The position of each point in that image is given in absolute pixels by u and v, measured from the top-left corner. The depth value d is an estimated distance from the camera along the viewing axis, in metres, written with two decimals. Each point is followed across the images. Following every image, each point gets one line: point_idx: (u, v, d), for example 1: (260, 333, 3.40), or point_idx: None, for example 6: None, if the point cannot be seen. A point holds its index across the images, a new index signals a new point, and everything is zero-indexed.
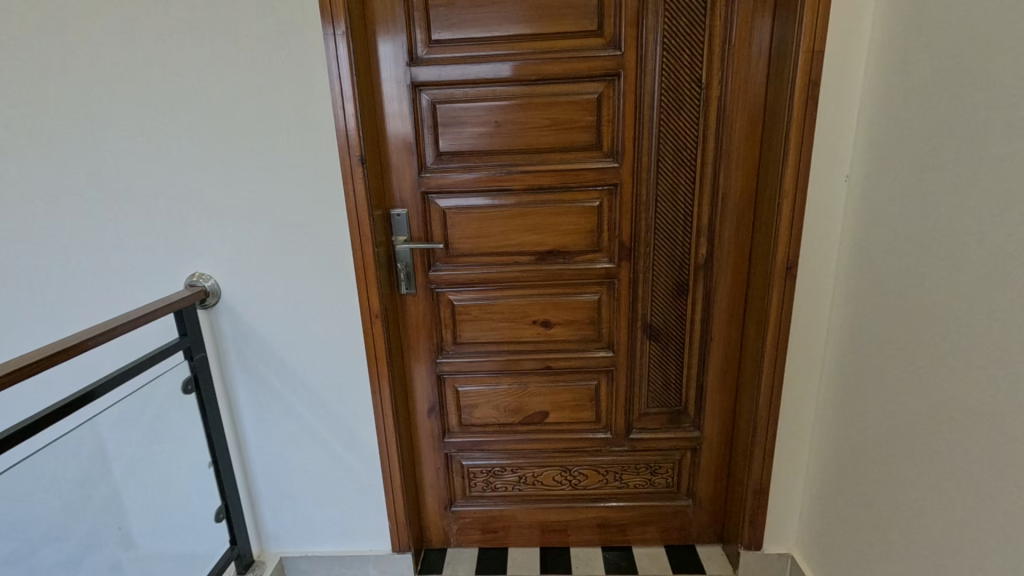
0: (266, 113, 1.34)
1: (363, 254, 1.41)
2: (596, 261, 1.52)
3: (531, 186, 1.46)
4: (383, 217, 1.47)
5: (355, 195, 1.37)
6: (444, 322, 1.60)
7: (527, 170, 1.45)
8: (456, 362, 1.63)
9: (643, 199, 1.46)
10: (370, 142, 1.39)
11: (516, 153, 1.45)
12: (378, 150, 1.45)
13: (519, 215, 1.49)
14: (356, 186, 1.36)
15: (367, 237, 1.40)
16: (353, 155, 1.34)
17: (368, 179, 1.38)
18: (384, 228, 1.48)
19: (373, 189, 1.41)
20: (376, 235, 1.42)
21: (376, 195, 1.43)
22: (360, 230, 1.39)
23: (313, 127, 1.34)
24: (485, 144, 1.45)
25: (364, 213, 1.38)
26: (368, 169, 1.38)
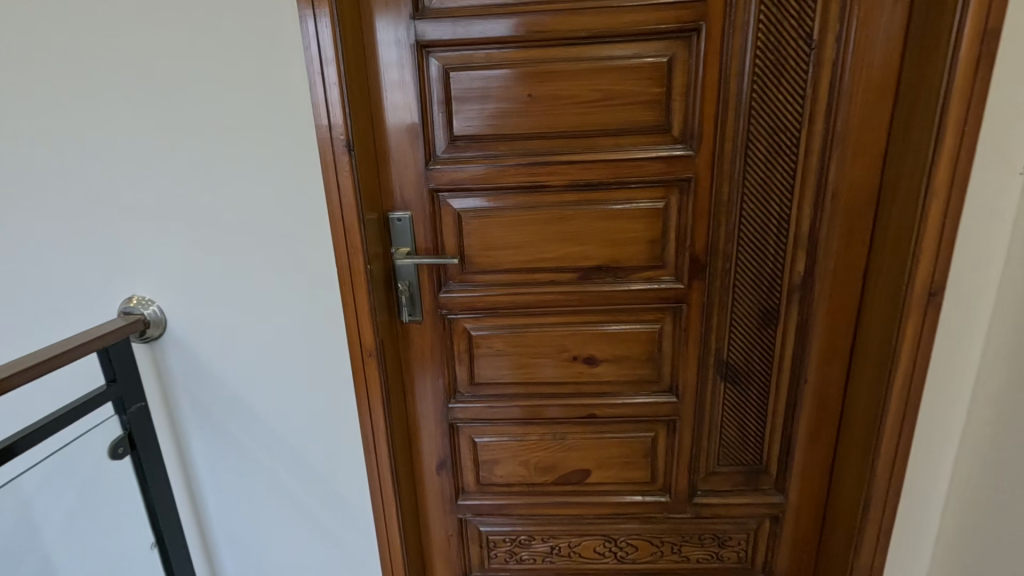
0: (215, 81, 0.98)
1: (351, 274, 1.05)
2: (658, 281, 1.16)
3: (575, 182, 1.10)
4: (379, 223, 1.12)
5: (340, 194, 1.01)
6: (458, 357, 1.25)
7: (571, 159, 1.09)
8: (473, 408, 1.27)
9: (724, 202, 1.10)
10: (361, 120, 1.03)
11: (555, 139, 1.08)
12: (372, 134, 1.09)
13: (559, 219, 1.13)
14: (343, 182, 1.00)
15: (358, 251, 1.04)
16: (338, 139, 0.98)
17: (360, 171, 1.02)
18: (380, 237, 1.12)
19: (367, 186, 1.05)
20: (371, 247, 1.07)
21: (371, 194, 1.07)
22: (348, 241, 1.03)
23: (281, 101, 0.98)
24: (514, 125, 1.08)
25: (353, 218, 1.02)
26: (360, 159, 1.02)
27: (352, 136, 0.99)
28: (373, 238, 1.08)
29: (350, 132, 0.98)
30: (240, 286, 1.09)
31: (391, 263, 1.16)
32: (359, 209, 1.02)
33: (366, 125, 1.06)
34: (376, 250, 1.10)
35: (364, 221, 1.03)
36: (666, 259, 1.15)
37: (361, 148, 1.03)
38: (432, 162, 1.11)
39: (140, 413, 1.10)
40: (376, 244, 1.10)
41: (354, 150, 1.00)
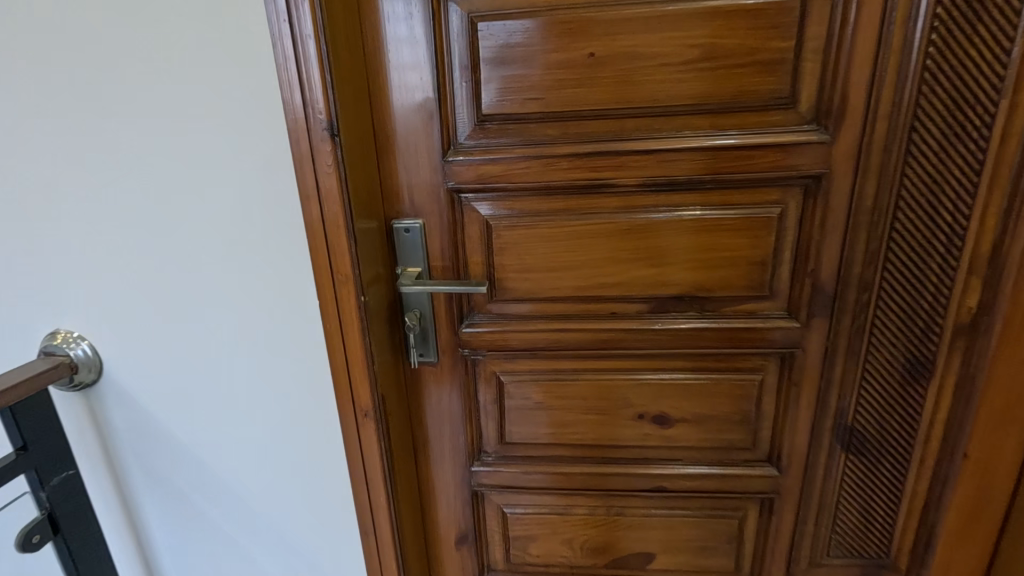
0: (138, 34, 0.68)
1: (338, 309, 0.76)
2: (762, 317, 0.84)
3: (653, 180, 0.78)
4: (378, 236, 0.82)
5: (320, 200, 0.71)
6: (485, 408, 0.95)
7: (648, 148, 0.76)
8: (504, 472, 0.98)
9: (869, 208, 0.76)
10: (351, 93, 0.73)
11: (625, 118, 0.76)
12: (367, 113, 0.78)
13: (627, 232, 0.81)
14: (324, 183, 0.70)
15: (347, 279, 0.74)
16: (315, 119, 0.68)
17: (350, 166, 0.72)
18: (380, 254, 0.83)
19: (359, 186, 0.74)
20: (366, 270, 0.77)
21: (365, 197, 0.77)
22: (333, 264, 0.73)
23: (232, 67, 0.68)
24: (567, 99, 0.76)
25: (338, 233, 0.72)
26: (350, 149, 0.72)
27: (336, 116, 0.69)
28: (368, 258, 0.78)
29: (334, 109, 0.68)
30: (195, 324, 0.81)
31: (395, 289, 0.86)
32: (348, 220, 0.72)
33: (359, 101, 0.75)
34: (373, 273, 0.80)
35: (354, 236, 0.73)
36: (775, 288, 0.83)
37: (351, 132, 0.72)
38: (452, 153, 0.80)
39: (65, 486, 0.85)
40: (373, 265, 0.80)
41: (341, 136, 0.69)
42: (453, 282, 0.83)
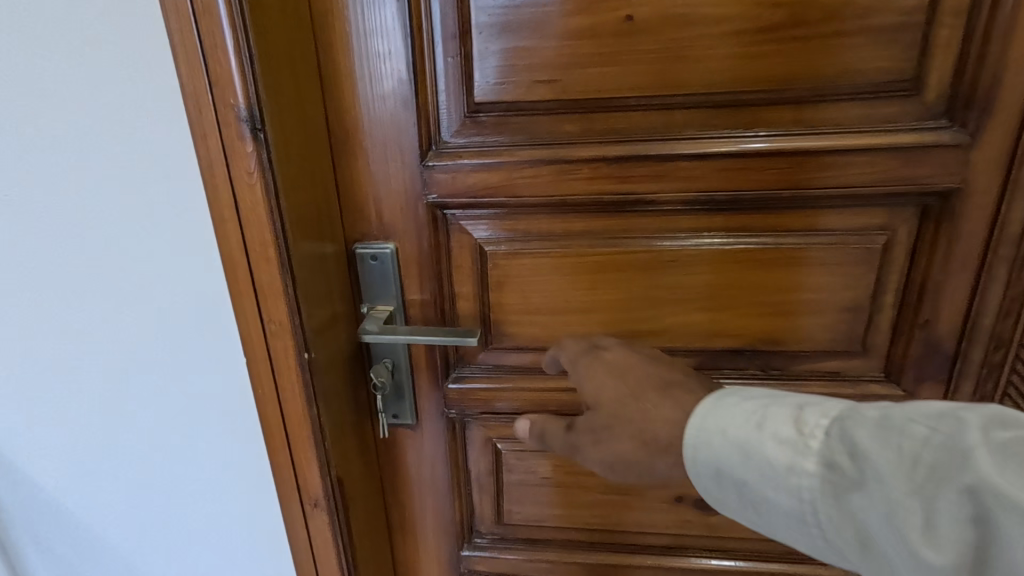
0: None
1: (273, 368, 0.56)
2: (849, 381, 0.62)
3: (708, 195, 0.57)
4: (336, 266, 0.61)
5: (242, 218, 0.50)
6: (477, 481, 0.74)
7: (703, 151, 0.55)
8: (501, 560, 0.77)
9: (1015, 240, 0.54)
10: (289, 68, 0.51)
11: (672, 110, 0.55)
12: (317, 101, 0.57)
13: (668, 264, 0.60)
14: (245, 199, 0.50)
15: (285, 329, 0.54)
16: (229, 109, 0.47)
17: (285, 177, 0.51)
18: (340, 290, 0.62)
19: (301, 204, 0.53)
20: (315, 317, 0.56)
21: (314, 216, 0.56)
22: (263, 308, 0.53)
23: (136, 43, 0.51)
24: (591, 82, 0.55)
25: (269, 268, 0.52)
26: (283, 152, 0.50)
27: (259, 104, 0.47)
28: (319, 300, 0.57)
29: (255, 95, 0.47)
30: (105, 375, 0.63)
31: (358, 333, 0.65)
32: (282, 251, 0.52)
33: (303, 84, 0.54)
34: (327, 318, 0.59)
35: (292, 272, 0.53)
36: (869, 343, 0.61)
37: (286, 129, 0.51)
38: (434, 156, 0.59)
39: None
40: (327, 308, 0.59)
41: (269, 134, 0.48)
42: (433, 329, 0.62)
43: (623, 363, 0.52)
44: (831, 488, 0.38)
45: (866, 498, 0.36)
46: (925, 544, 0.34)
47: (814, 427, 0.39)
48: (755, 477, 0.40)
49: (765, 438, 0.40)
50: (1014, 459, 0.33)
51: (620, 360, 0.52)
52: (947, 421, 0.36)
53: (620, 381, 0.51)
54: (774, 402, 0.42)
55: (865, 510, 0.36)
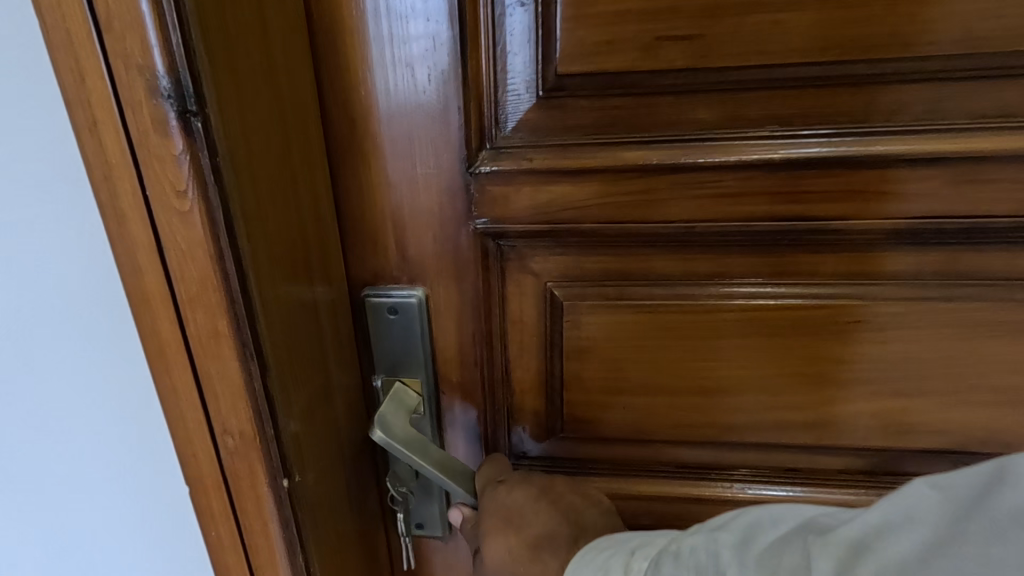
0: None
1: (229, 498, 0.36)
2: None
3: (922, 224, 0.36)
4: (338, 323, 0.40)
5: (173, 266, 0.30)
6: None
7: (925, 155, 0.34)
8: None
9: None
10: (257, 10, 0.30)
11: (881, 87, 0.34)
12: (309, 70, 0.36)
13: (844, 325, 0.39)
14: (173, 237, 0.29)
15: (251, 441, 0.34)
16: (137, 76, 0.26)
17: (243, 197, 0.30)
18: (344, 360, 0.41)
19: (275, 239, 0.32)
20: (298, 418, 0.35)
21: (300, 254, 0.35)
22: (211, 407, 0.33)
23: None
24: (751, 41, 0.34)
25: (221, 347, 0.31)
26: (240, 155, 0.29)
27: (190, 68, 0.26)
28: (306, 386, 0.36)
29: (182, 52, 0.26)
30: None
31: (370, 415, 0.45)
32: (242, 321, 0.31)
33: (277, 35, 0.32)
34: (321, 409, 0.38)
35: (259, 354, 0.32)
36: None
37: (246, 115, 0.30)
38: (488, 157, 0.38)
39: None
40: (321, 395, 0.38)
41: (210, 123, 0.27)
42: (461, 467, 0.42)
43: (503, 509, 0.40)
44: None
45: None
46: None
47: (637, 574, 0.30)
48: None
49: None
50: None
51: (503, 509, 0.40)
52: (711, 535, 0.27)
53: (552, 544, 0.39)
54: (616, 548, 0.33)
55: None
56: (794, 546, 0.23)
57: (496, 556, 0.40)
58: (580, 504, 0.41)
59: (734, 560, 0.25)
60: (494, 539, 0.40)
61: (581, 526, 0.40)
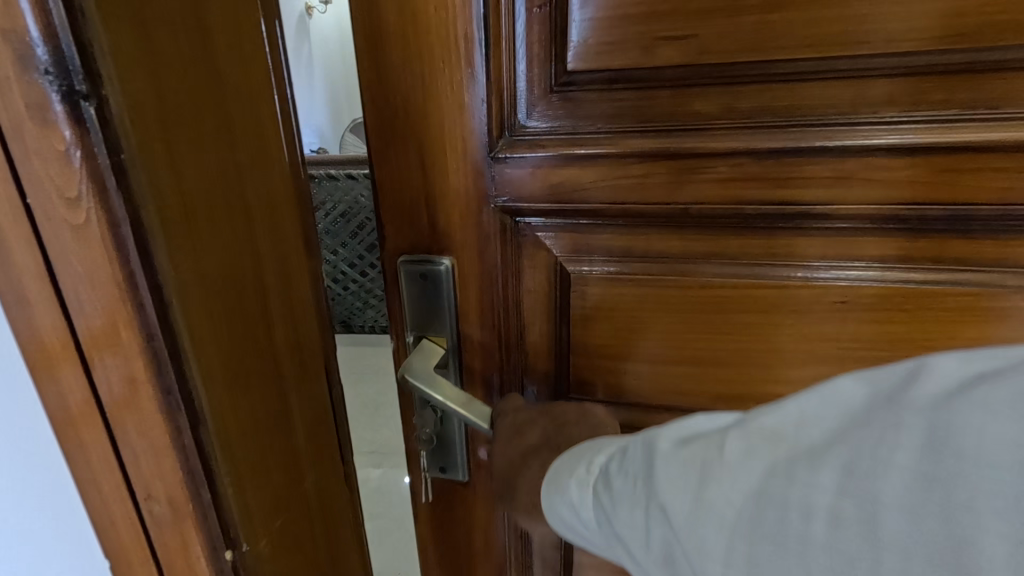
0: None
1: (149, 542, 0.35)
2: None
3: (909, 211, 0.38)
4: (300, 331, 0.40)
5: (80, 311, 0.30)
6: (540, 553, 0.60)
7: (912, 145, 0.36)
8: None
9: None
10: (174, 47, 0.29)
11: (869, 81, 0.36)
12: (263, 71, 0.36)
13: (835, 307, 0.42)
14: (71, 268, 0.29)
15: (177, 496, 0.34)
16: (18, 61, 0.25)
17: (162, 199, 0.29)
18: (307, 367, 0.41)
19: (207, 259, 0.32)
20: (236, 431, 0.35)
21: (248, 262, 0.35)
22: (127, 458, 0.33)
23: None
24: (744, 39, 0.37)
25: (136, 392, 0.31)
26: (158, 158, 0.29)
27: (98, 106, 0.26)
28: (249, 396, 0.36)
29: (80, 67, 0.25)
30: None
31: (335, 424, 0.45)
32: (160, 348, 0.30)
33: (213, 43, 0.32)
34: (271, 438, 0.38)
35: (183, 388, 0.32)
36: None
37: (167, 111, 0.29)
38: (507, 144, 0.44)
39: None
40: (268, 409, 0.38)
41: (110, 113, 0.27)
42: (479, 401, 0.47)
43: (516, 418, 0.46)
44: (593, 518, 0.31)
45: (617, 538, 0.29)
46: (642, 561, 0.27)
47: (596, 465, 0.32)
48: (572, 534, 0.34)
49: (557, 485, 0.34)
50: (683, 464, 0.26)
51: (510, 423, 0.46)
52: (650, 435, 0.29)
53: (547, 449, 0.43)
54: (579, 448, 0.36)
55: (624, 553, 0.29)
56: (713, 442, 0.26)
57: (501, 461, 0.45)
58: (571, 414, 0.45)
59: (662, 453, 0.28)
60: (501, 444, 0.45)
61: (567, 434, 0.43)
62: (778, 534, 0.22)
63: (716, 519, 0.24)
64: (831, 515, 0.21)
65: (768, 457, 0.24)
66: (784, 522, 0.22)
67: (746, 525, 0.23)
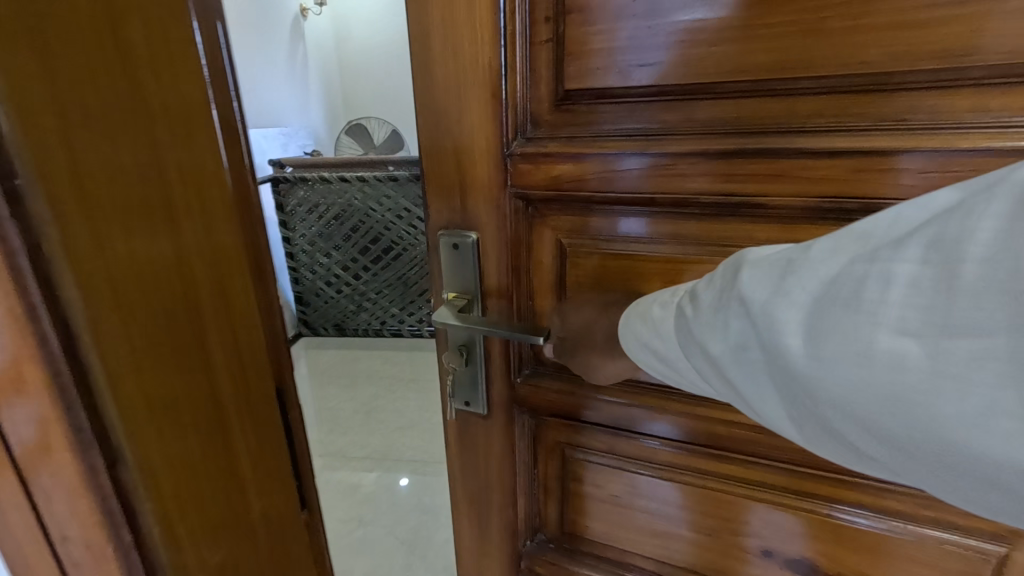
0: None
1: None
2: None
3: (832, 203, 0.47)
4: (247, 363, 0.33)
5: None
6: (543, 482, 0.73)
7: (831, 149, 0.45)
8: (562, 564, 0.75)
9: None
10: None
11: (797, 97, 0.46)
12: (183, 52, 0.28)
13: None
14: None
15: (102, 557, 0.27)
16: None
17: (61, 211, 0.23)
18: (258, 406, 0.35)
19: (132, 270, 0.26)
20: (200, 490, 0.30)
21: (186, 291, 0.29)
22: (46, 515, 0.27)
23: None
24: (698, 65, 0.48)
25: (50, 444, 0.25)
26: (57, 156, 0.22)
27: None
28: (212, 447, 0.31)
29: None
30: None
31: (285, 450, 0.37)
32: (71, 384, 0.24)
33: None
34: (224, 472, 0.32)
35: (108, 435, 0.26)
36: None
37: (62, 101, 0.22)
38: (520, 145, 0.57)
39: None
40: (209, 442, 0.31)
41: None
42: (503, 325, 0.61)
43: (586, 295, 0.58)
44: (681, 327, 0.40)
45: (710, 343, 0.37)
46: (731, 350, 0.35)
47: (690, 292, 0.41)
48: (660, 346, 0.43)
49: (653, 308, 0.44)
50: (775, 272, 0.33)
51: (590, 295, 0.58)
52: (741, 260, 0.36)
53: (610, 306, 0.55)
54: (671, 291, 0.44)
55: (715, 352, 0.37)
56: (807, 250, 0.32)
57: (573, 320, 0.57)
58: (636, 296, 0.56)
59: (752, 268, 0.35)
60: (577, 302, 0.57)
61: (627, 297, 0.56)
62: (855, 303, 0.29)
63: (798, 300, 0.31)
64: (911, 283, 0.27)
65: (851, 253, 0.30)
66: (863, 293, 0.29)
67: (821, 302, 0.30)
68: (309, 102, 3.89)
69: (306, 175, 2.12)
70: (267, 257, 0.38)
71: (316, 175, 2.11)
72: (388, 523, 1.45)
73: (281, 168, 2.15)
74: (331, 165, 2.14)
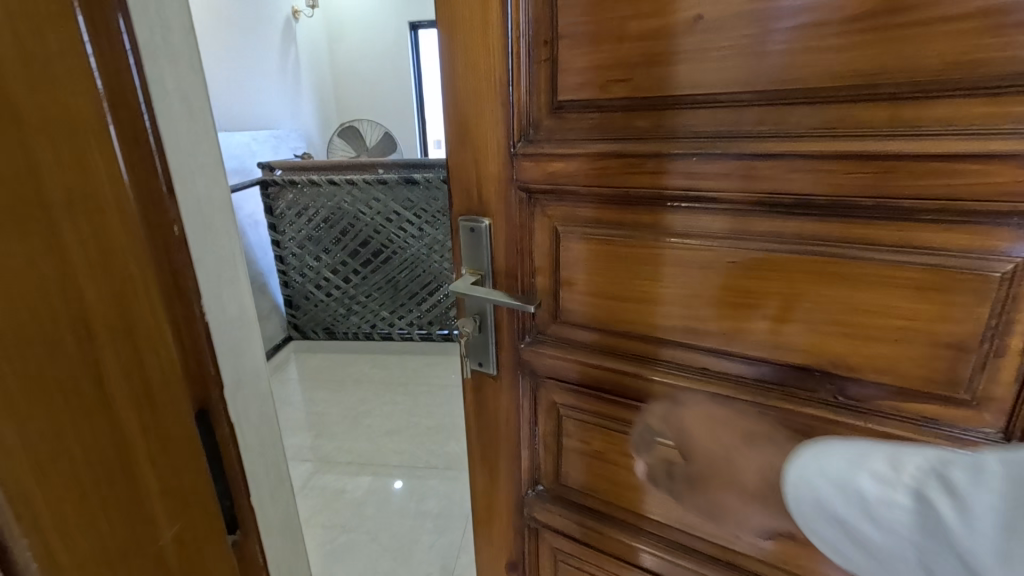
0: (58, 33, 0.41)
1: None
2: (935, 428, 0.53)
3: (773, 199, 0.54)
4: (145, 375, 0.31)
5: None
6: (542, 438, 0.84)
7: (772, 152, 0.53)
8: (558, 512, 0.86)
9: None
10: None
11: (746, 107, 0.54)
12: (70, 63, 0.27)
13: (731, 267, 0.59)
14: None
15: None
16: None
17: None
18: (165, 425, 0.33)
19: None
20: (84, 501, 0.28)
21: (65, 294, 0.27)
22: None
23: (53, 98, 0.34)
24: (665, 80, 0.57)
25: None
26: None
27: None
28: (95, 462, 0.29)
29: None
30: None
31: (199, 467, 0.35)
32: None
33: None
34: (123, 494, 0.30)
35: None
36: (971, 391, 0.50)
37: None
38: (522, 146, 0.68)
39: None
40: (100, 466, 0.29)
41: None
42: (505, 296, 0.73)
43: None
44: (902, 509, 0.37)
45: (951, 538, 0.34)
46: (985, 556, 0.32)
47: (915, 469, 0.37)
48: (854, 517, 0.39)
49: (852, 471, 0.40)
50: None
51: None
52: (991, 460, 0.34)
53: None
54: (873, 452, 0.40)
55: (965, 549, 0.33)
56: None
57: None
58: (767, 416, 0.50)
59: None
60: None
61: None
62: None
63: None
64: None
65: None
66: None
67: None
68: (301, 106, 4.08)
69: (295, 179, 2.58)
70: (189, 273, 0.36)
71: (306, 179, 2.57)
72: (373, 530, 1.64)
73: (269, 170, 2.62)
74: (324, 168, 2.57)
